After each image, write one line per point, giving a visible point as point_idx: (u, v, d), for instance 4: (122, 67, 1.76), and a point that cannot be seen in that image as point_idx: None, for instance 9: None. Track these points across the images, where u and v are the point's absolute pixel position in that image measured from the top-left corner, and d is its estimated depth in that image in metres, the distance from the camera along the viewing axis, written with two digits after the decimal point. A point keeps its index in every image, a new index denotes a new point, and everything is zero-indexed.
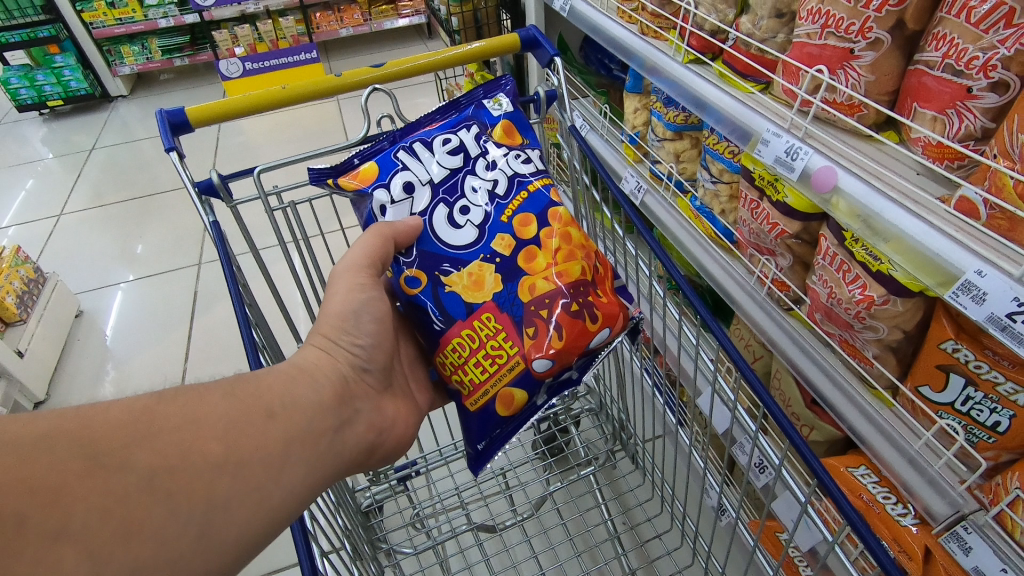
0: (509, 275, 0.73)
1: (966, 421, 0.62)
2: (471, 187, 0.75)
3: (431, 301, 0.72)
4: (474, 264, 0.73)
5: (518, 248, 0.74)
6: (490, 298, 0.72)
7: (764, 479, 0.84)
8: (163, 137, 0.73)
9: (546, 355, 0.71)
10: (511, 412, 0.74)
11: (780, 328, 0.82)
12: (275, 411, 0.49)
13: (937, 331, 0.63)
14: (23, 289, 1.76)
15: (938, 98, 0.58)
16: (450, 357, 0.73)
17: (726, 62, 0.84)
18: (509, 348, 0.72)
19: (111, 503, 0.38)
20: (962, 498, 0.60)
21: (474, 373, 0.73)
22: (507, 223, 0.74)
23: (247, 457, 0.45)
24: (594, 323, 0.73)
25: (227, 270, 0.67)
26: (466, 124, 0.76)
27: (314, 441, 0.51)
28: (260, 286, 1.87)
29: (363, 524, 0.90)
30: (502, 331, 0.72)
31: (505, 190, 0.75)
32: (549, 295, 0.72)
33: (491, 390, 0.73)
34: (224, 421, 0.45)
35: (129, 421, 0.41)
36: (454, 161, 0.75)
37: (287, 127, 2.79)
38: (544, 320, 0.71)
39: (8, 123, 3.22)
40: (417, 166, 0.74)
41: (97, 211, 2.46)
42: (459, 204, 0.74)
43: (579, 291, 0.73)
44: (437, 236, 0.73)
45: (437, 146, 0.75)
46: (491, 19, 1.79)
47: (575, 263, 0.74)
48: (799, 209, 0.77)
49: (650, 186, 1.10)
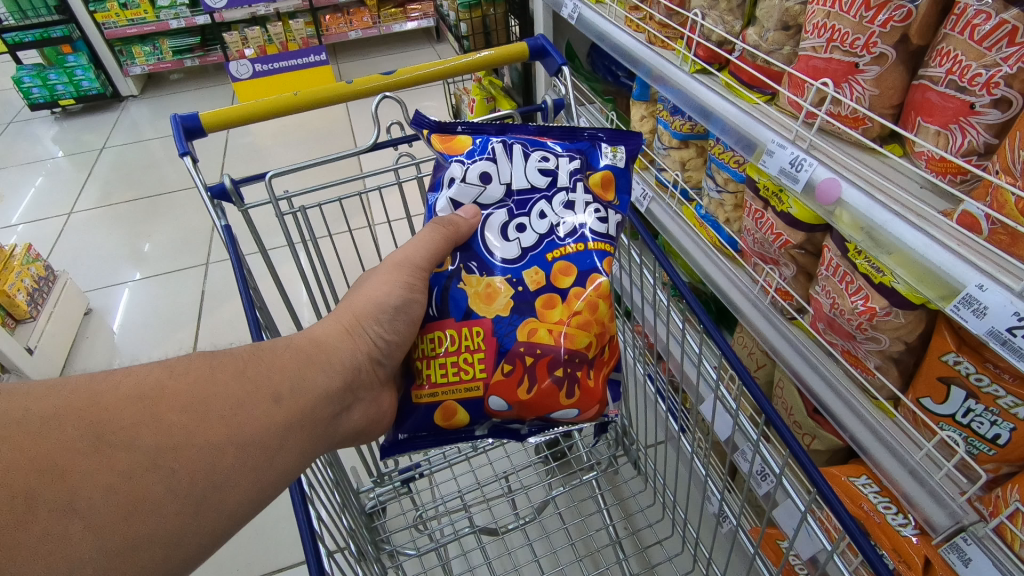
0: (519, 308, 0.71)
1: (967, 433, 0.62)
2: (539, 211, 0.75)
3: (439, 288, 0.73)
4: (492, 288, 0.72)
5: (545, 289, 0.72)
6: (492, 317, 0.71)
7: (766, 487, 0.85)
8: (177, 142, 0.74)
9: (506, 398, 0.71)
10: (446, 425, 0.73)
11: (783, 337, 0.82)
12: (281, 395, 0.49)
13: (939, 343, 0.64)
14: (34, 286, 1.79)
15: (942, 113, 0.58)
16: (426, 345, 0.72)
17: (733, 73, 0.85)
18: (479, 372, 0.71)
19: (116, 480, 0.39)
20: (962, 509, 0.60)
21: (435, 371, 0.72)
22: (548, 261, 0.73)
23: (249, 438, 0.46)
24: (569, 398, 0.71)
25: (238, 274, 0.68)
26: (573, 156, 0.77)
27: (313, 424, 0.51)
28: (269, 286, 1.90)
29: (368, 525, 0.91)
30: (482, 352, 0.71)
31: (564, 234, 0.74)
32: (543, 348, 0.70)
33: (440, 395, 0.72)
34: (229, 401, 0.46)
35: (137, 398, 0.42)
36: (540, 181, 0.76)
37: (296, 129, 2.82)
38: (525, 366, 0.70)
39: (20, 121, 3.25)
40: (504, 166, 0.76)
41: (106, 211, 2.48)
42: (519, 220, 0.75)
43: (574, 361, 0.70)
44: (486, 240, 0.74)
45: (534, 159, 0.76)
46: (501, 26, 1.81)
47: (580, 339, 0.70)
48: (802, 220, 0.78)
49: (655, 195, 1.10)
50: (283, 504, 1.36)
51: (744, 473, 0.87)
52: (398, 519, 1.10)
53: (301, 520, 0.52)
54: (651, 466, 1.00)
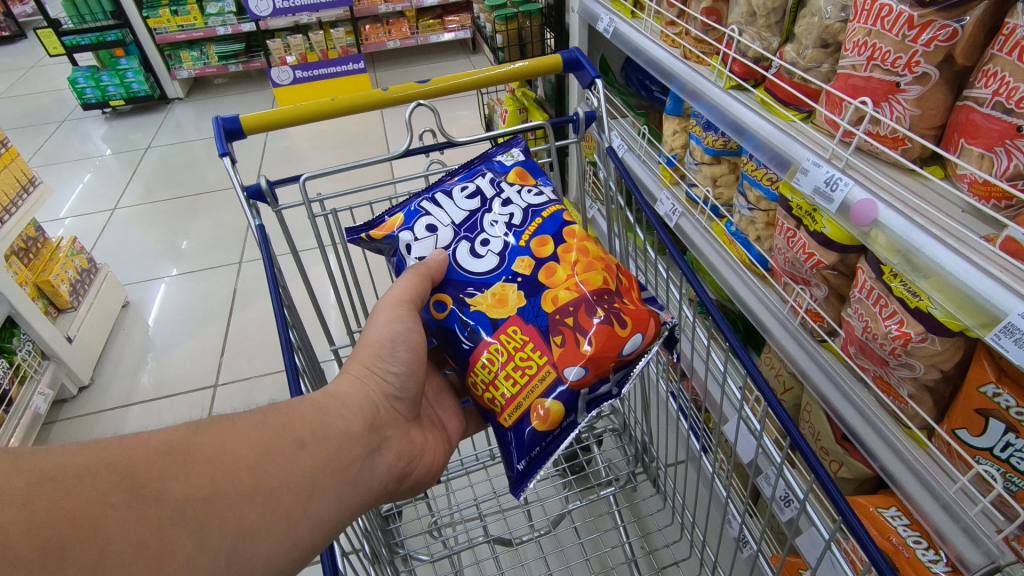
0: (531, 291, 0.74)
1: (1005, 469, 0.59)
2: (489, 222, 0.78)
3: (458, 323, 0.74)
4: (495, 289, 0.74)
5: (538, 265, 0.75)
6: (514, 312, 0.73)
7: (789, 513, 0.82)
8: (217, 142, 0.77)
9: (577, 362, 0.70)
10: (548, 427, 0.71)
11: (813, 360, 0.80)
12: (305, 440, 0.50)
13: (978, 373, 0.61)
14: (77, 278, 1.86)
15: (987, 135, 0.57)
16: (480, 375, 0.73)
17: (769, 90, 0.84)
18: (539, 357, 0.71)
19: (147, 535, 0.41)
20: (998, 548, 0.57)
21: (505, 386, 0.72)
22: (525, 247, 0.76)
23: (275, 485, 0.47)
24: (624, 327, 0.71)
25: (269, 274, 0.70)
26: (480, 174, 0.82)
27: (341, 469, 0.52)
28: (298, 287, 1.93)
29: (383, 528, 0.92)
30: (529, 342, 0.72)
31: (521, 219, 0.78)
32: (573, 303, 0.72)
33: (520, 404, 0.71)
34: (253, 453, 0.47)
35: (164, 452, 0.44)
36: (471, 204, 0.79)
37: (333, 134, 2.88)
38: (570, 327, 0.71)
39: (74, 119, 3.41)
40: (438, 211, 0.79)
41: (148, 208, 2.57)
42: (479, 238, 0.77)
43: (604, 297, 0.73)
44: (461, 265, 0.76)
45: (456, 193, 0.80)
46: (536, 38, 1.83)
47: (588, 288, 0.73)
48: (836, 239, 0.76)
49: (685, 210, 1.10)
50: None
51: (767, 498, 0.84)
52: (413, 524, 1.11)
53: None
54: (671, 485, 0.98)
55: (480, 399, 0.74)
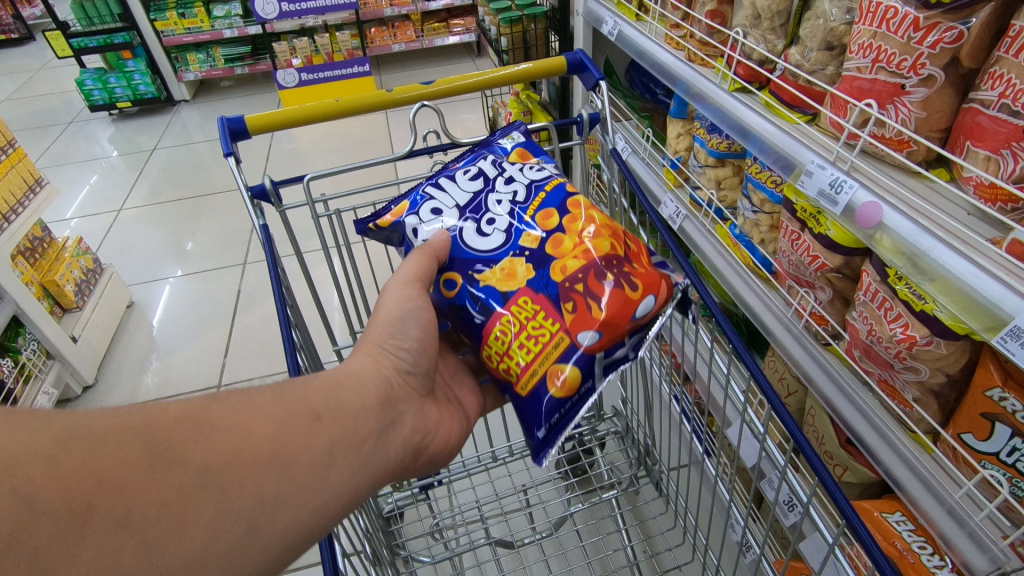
0: (539, 262, 0.74)
1: (1011, 474, 0.58)
2: (494, 201, 0.78)
3: (469, 299, 0.74)
4: (502, 263, 0.74)
5: (544, 239, 0.75)
6: (524, 283, 0.73)
7: (792, 518, 0.82)
8: (222, 142, 0.77)
9: (590, 327, 0.69)
10: (566, 394, 0.69)
11: (817, 364, 0.80)
12: (321, 413, 0.50)
13: (983, 377, 0.61)
14: (82, 278, 1.86)
15: (993, 137, 0.56)
16: (494, 347, 0.73)
17: (774, 92, 0.84)
18: (552, 325, 0.71)
19: (168, 496, 0.40)
20: (1005, 554, 0.56)
21: (520, 355, 0.71)
22: (531, 222, 0.76)
23: (294, 455, 0.46)
24: (635, 291, 0.71)
25: (272, 274, 0.70)
26: (483, 158, 0.83)
27: (358, 441, 0.51)
28: (302, 288, 1.93)
29: (384, 529, 0.92)
30: (541, 311, 0.72)
31: (525, 196, 0.78)
32: (582, 270, 0.72)
33: (537, 369, 0.70)
34: (272, 423, 0.46)
35: (185, 417, 0.43)
36: (476, 186, 0.80)
37: (337, 136, 2.89)
38: (581, 293, 0.71)
39: (81, 121, 3.43)
40: (444, 195, 0.80)
41: (153, 209, 2.58)
42: (485, 217, 0.78)
43: (613, 263, 0.73)
44: (468, 244, 0.76)
45: (460, 177, 0.81)
46: (540, 41, 1.83)
47: (595, 255, 0.73)
48: (841, 242, 0.76)
49: (688, 213, 1.09)
50: None
51: (770, 502, 0.84)
52: (415, 525, 1.10)
53: None
54: (673, 488, 0.98)
55: (495, 370, 0.74)
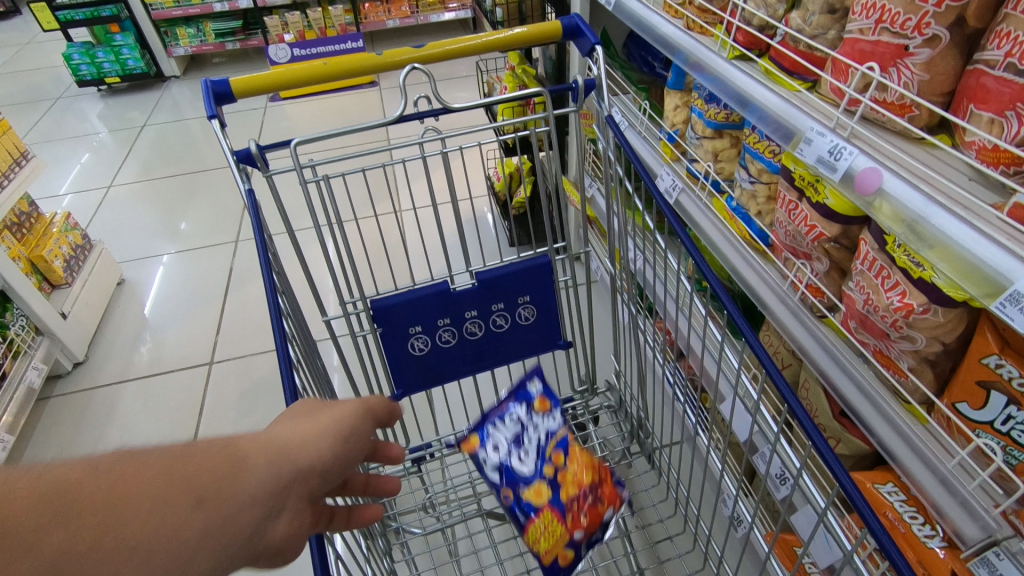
0: (558, 493, 0.81)
1: (1005, 442, 0.58)
2: (523, 452, 0.85)
3: (516, 506, 0.81)
4: (533, 483, 0.82)
5: (559, 476, 0.82)
6: (547, 502, 0.80)
7: (784, 491, 0.81)
8: (205, 105, 0.75)
9: (579, 528, 0.79)
10: (567, 562, 0.78)
11: (812, 336, 0.79)
12: (203, 497, 0.39)
13: (980, 344, 0.60)
14: (71, 254, 1.84)
15: (998, 99, 0.55)
16: (535, 532, 0.79)
17: (773, 59, 0.82)
18: (564, 525, 0.79)
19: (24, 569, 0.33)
20: (996, 522, 0.56)
21: (547, 531, 0.78)
22: (550, 472, 0.83)
23: (157, 540, 0.36)
24: (601, 504, 0.81)
25: (259, 241, 0.68)
26: (516, 412, 0.89)
27: (224, 540, 0.39)
28: (294, 266, 1.91)
29: (376, 501, 0.91)
30: (557, 521, 0.79)
31: (545, 449, 0.85)
32: (579, 502, 0.81)
33: (553, 549, 0.78)
34: (149, 493, 0.37)
35: (70, 476, 0.37)
36: (515, 430, 0.87)
37: (331, 114, 2.85)
38: (579, 485, 0.82)
39: (69, 97, 3.36)
40: (492, 453, 0.85)
41: (144, 185, 2.55)
42: (518, 456, 0.84)
43: (592, 490, 0.81)
44: (508, 475, 0.83)
45: (502, 435, 0.87)
46: (537, 14, 1.80)
47: (589, 477, 0.82)
48: (839, 211, 0.75)
49: (685, 186, 1.07)
50: None
51: (762, 475, 0.83)
52: (408, 499, 1.10)
53: None
54: (666, 461, 0.98)
55: (531, 543, 0.79)
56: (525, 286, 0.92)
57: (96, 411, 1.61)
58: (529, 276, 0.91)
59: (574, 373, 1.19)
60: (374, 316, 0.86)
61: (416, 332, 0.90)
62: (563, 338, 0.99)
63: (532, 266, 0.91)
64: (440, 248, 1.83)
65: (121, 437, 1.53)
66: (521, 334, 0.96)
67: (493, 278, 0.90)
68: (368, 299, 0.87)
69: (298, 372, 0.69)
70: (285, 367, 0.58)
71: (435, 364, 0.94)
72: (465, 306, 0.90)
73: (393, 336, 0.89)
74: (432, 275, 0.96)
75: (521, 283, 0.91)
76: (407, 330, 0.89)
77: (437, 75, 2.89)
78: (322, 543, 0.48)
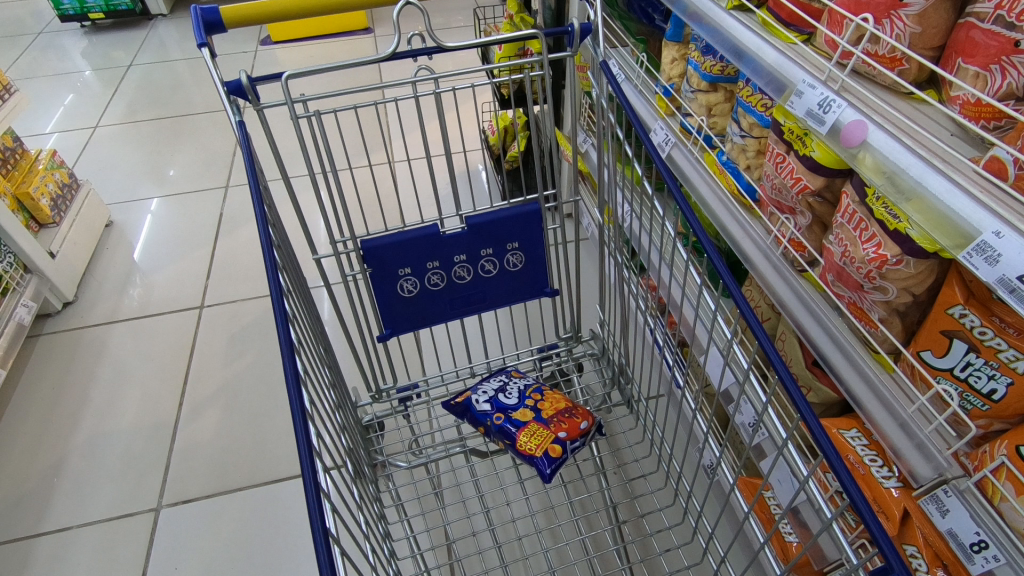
0: (539, 413, 0.90)
1: (962, 387, 0.61)
2: (510, 389, 0.94)
3: (509, 423, 0.89)
4: (519, 408, 0.90)
5: (540, 401, 0.92)
6: (532, 418, 0.89)
7: (756, 436, 0.85)
8: (196, 33, 0.74)
9: (565, 433, 0.87)
10: (560, 457, 0.84)
11: (789, 288, 0.81)
12: None
13: (947, 296, 0.63)
14: (57, 193, 1.81)
15: (984, 53, 0.57)
16: (535, 436, 0.86)
17: (772, 10, 0.81)
18: (551, 432, 0.86)
19: None
20: (947, 463, 0.60)
21: (542, 435, 0.86)
22: (535, 403, 0.91)
23: None
24: (579, 416, 0.90)
25: (251, 174, 0.69)
26: (502, 373, 0.98)
27: None
28: (286, 213, 1.90)
29: (363, 436, 0.94)
30: (545, 434, 0.86)
31: (525, 387, 0.94)
32: (561, 412, 0.90)
33: (542, 444, 0.85)
34: None
35: None
36: (497, 381, 0.96)
37: (323, 59, 2.79)
38: (559, 407, 0.91)
39: (49, 32, 3.25)
40: (483, 393, 0.94)
41: (131, 127, 2.50)
42: (505, 390, 0.94)
43: (567, 409, 0.91)
44: (498, 408, 0.91)
45: (491, 384, 0.96)
46: None
47: (565, 402, 0.92)
48: (824, 164, 0.76)
49: (677, 140, 1.06)
50: (284, 422, 1.43)
51: (736, 421, 0.86)
52: (393, 435, 1.14)
53: (294, 399, 0.53)
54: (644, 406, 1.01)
55: (523, 449, 0.86)
56: (514, 232, 0.93)
57: (86, 351, 1.62)
58: (517, 222, 0.92)
59: (561, 323, 1.22)
60: (364, 257, 0.88)
61: (405, 274, 0.91)
62: (550, 286, 1.01)
63: (521, 212, 0.91)
64: (432, 201, 1.83)
65: (111, 377, 1.55)
66: (509, 280, 0.98)
67: (483, 223, 0.91)
68: (358, 240, 0.88)
69: (289, 301, 0.70)
70: (275, 296, 0.60)
71: (423, 307, 0.96)
72: (455, 250, 0.91)
73: (383, 277, 0.90)
74: (423, 219, 0.96)
75: (510, 228, 0.92)
76: (397, 272, 0.91)
77: (434, 24, 2.82)
78: (313, 456, 0.50)
